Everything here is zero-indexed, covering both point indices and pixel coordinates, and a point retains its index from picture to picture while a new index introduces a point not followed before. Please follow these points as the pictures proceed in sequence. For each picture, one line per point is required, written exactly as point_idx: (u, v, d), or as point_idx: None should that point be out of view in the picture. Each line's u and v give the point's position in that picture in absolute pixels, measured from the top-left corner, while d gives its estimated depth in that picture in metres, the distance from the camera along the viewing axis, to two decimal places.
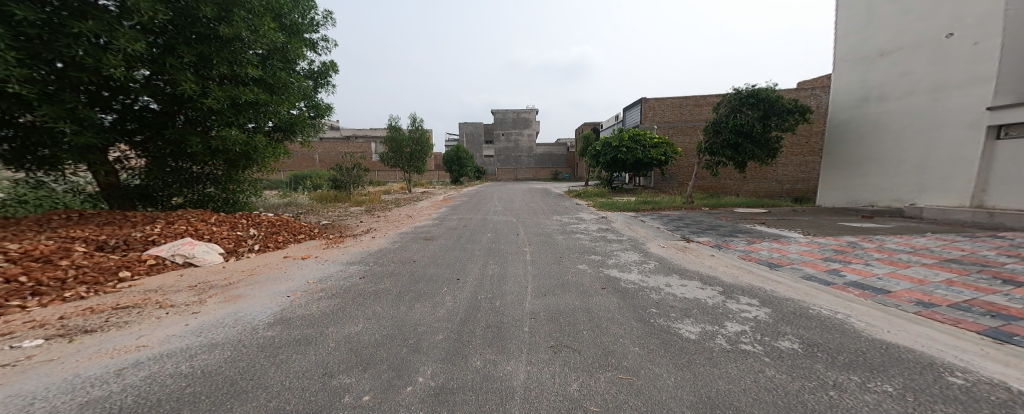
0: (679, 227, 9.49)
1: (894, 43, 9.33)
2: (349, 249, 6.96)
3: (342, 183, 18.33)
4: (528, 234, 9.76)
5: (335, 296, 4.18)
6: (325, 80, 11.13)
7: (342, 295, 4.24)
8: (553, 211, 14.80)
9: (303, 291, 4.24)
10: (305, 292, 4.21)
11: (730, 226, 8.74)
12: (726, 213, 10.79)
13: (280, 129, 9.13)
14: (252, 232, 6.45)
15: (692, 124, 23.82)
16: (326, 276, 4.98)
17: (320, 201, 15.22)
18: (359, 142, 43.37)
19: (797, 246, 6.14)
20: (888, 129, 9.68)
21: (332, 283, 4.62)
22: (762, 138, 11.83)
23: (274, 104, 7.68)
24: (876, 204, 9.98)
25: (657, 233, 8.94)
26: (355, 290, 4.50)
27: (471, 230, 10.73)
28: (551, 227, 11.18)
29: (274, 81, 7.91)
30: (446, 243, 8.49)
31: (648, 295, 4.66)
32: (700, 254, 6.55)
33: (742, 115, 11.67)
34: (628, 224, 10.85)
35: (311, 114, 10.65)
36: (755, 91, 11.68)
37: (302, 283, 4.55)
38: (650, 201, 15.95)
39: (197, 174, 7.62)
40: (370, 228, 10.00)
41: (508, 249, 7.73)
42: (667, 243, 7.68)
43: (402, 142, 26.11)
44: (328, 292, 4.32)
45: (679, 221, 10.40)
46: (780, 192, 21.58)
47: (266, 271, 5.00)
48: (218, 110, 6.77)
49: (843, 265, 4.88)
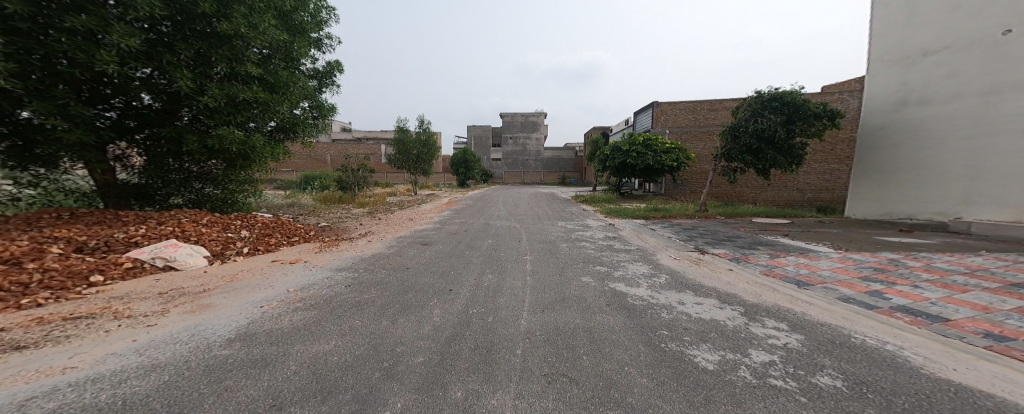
0: (692, 237, 8.91)
1: (938, 42, 8.66)
2: (342, 254, 6.66)
3: (347, 184, 18.24)
4: (531, 241, 9.32)
5: (312, 308, 3.83)
6: (328, 79, 11.00)
7: (320, 307, 3.88)
8: (559, 217, 14.34)
9: (278, 301, 3.89)
10: (281, 302, 3.87)
11: (749, 237, 8.14)
12: (744, 223, 10.15)
13: (281, 129, 8.97)
14: (243, 234, 6.19)
15: (708, 129, 23.07)
16: (309, 284, 4.63)
17: (324, 203, 15.14)
18: (370, 144, 43.65)
19: (829, 262, 5.56)
20: (930, 135, 8.98)
21: (313, 292, 4.27)
22: (786, 144, 11.16)
23: (275, 103, 7.46)
24: (915, 217, 9.26)
25: (668, 243, 8.39)
26: (337, 301, 4.14)
27: (473, 235, 10.35)
28: (556, 233, 10.71)
29: (276, 80, 7.72)
30: (444, 248, 8.15)
31: (659, 314, 4.17)
32: (718, 268, 6.01)
33: (764, 119, 11.03)
34: (637, 232, 10.30)
35: (313, 114, 10.57)
36: (779, 94, 11.03)
37: (281, 292, 4.22)
38: (662, 208, 15.33)
39: (195, 173, 7.45)
40: (370, 231, 9.75)
41: (506, 257, 7.31)
42: (680, 255, 7.13)
43: (410, 145, 26.01)
44: (305, 302, 3.96)
45: (693, 230, 9.81)
46: (801, 200, 20.67)
47: (247, 277, 4.67)
48: (216, 108, 6.56)
49: (886, 287, 4.32)
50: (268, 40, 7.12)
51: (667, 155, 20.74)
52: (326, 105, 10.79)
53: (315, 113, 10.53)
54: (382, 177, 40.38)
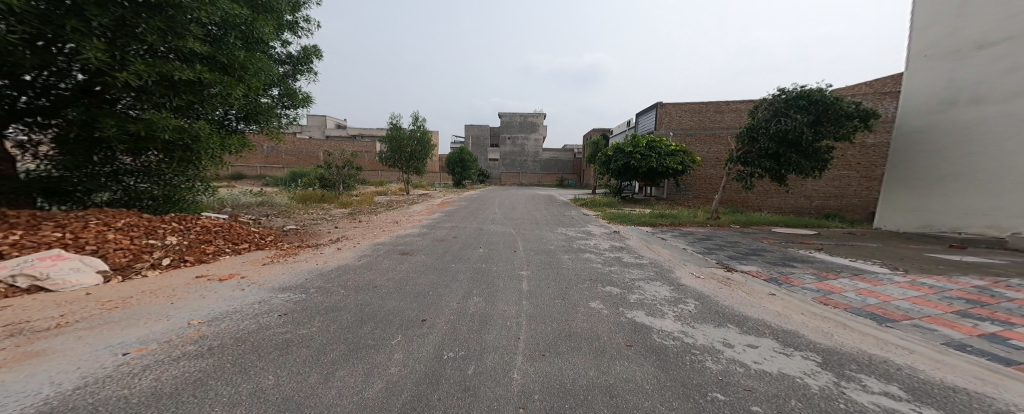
0: (710, 250, 7.89)
1: (999, 34, 7.98)
2: (296, 266, 5.45)
3: (330, 182, 17.02)
4: (528, 251, 8.23)
5: (208, 353, 2.58)
6: (304, 67, 9.84)
7: (220, 352, 2.61)
8: (558, 221, 13.30)
9: (158, 343, 2.63)
10: (162, 346, 2.60)
11: (777, 251, 7.11)
12: (765, 234, 9.12)
13: (241, 117, 7.80)
14: (170, 240, 4.99)
15: (714, 130, 22.09)
16: (227, 312, 3.40)
17: (303, 202, 13.93)
18: (363, 141, 42.32)
19: (897, 289, 4.42)
20: (981, 139, 8.27)
21: (224, 327, 3.05)
22: (810, 148, 10.33)
23: (228, 86, 6.30)
24: (961, 231, 8.47)
25: (684, 258, 7.34)
26: (250, 339, 2.92)
27: (463, 241, 9.25)
28: (556, 242, 9.65)
29: (230, 60, 6.56)
30: (427, 259, 7.03)
31: (702, 364, 3.05)
32: (754, 291, 4.90)
33: (788, 120, 10.22)
34: (646, 242, 9.25)
35: (285, 103, 9.32)
36: (805, 93, 10.18)
37: (174, 326, 2.95)
38: (667, 214, 14.33)
39: (125, 167, 6.25)
40: (344, 236, 8.57)
41: (500, 272, 6.23)
42: (704, 274, 6.02)
43: (404, 143, 24.86)
44: (201, 345, 2.68)
45: (708, 242, 8.76)
46: (808, 208, 19.90)
47: (137, 303, 3.37)
48: (143, 87, 5.39)
49: (1003, 330, 3.25)
50: (218, 13, 5.94)
51: (670, 159, 20.02)
52: (301, 95, 9.61)
53: (285, 103, 9.32)
54: (373, 176, 39.05)
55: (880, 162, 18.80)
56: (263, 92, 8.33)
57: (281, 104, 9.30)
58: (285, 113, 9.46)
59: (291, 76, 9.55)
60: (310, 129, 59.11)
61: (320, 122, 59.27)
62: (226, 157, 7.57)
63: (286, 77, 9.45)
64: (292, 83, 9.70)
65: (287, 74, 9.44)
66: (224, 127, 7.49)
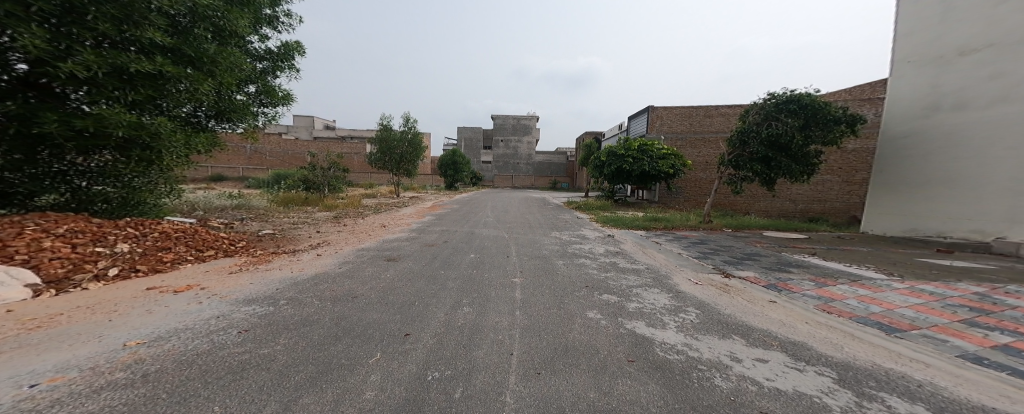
0: (706, 254, 7.78)
1: (982, 40, 8.07)
2: (267, 274, 5.13)
3: (316, 184, 16.50)
4: (522, 257, 7.98)
5: (134, 379, 2.46)
6: (285, 64, 9.37)
7: (153, 378, 2.46)
8: (551, 225, 13.12)
9: (80, 371, 2.50)
10: (83, 374, 2.47)
11: (773, 256, 7.00)
12: (757, 238, 9.08)
13: (211, 115, 7.30)
14: (121, 249, 4.86)
15: (702, 135, 22.64)
16: (170, 327, 3.24)
17: (286, 205, 13.41)
18: (351, 142, 41.61)
19: (899, 295, 4.23)
20: (965, 144, 8.36)
21: (161, 346, 2.92)
22: (800, 152, 10.42)
23: (195, 81, 5.82)
24: (948, 235, 8.52)
25: (681, 263, 7.18)
26: (196, 363, 2.73)
27: (454, 246, 8.95)
28: (550, 246, 9.44)
29: (196, 53, 6.07)
30: (418, 265, 6.71)
31: (709, 382, 2.80)
32: (754, 298, 4.71)
33: (778, 123, 10.27)
34: (641, 247, 9.13)
35: (262, 101, 8.82)
36: (795, 97, 10.25)
37: (106, 349, 2.82)
38: (659, 217, 14.29)
39: (79, 168, 5.80)
40: (325, 240, 8.14)
41: (494, 280, 5.96)
42: (703, 280, 5.85)
43: (394, 144, 24.37)
44: (132, 372, 2.53)
45: (703, 246, 8.65)
46: (794, 212, 20.18)
47: (68, 321, 3.23)
48: (93, 80, 4.92)
49: (1020, 342, 3.07)
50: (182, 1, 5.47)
51: (661, 162, 20.16)
52: (281, 93, 9.13)
53: (263, 101, 8.83)
54: (362, 179, 38.38)
55: (863, 166, 19.16)
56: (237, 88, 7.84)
57: (258, 102, 8.82)
58: (263, 111, 8.97)
59: (270, 73, 9.08)
60: (297, 129, 57.90)
61: (306, 123, 58.10)
62: (193, 157, 7.09)
63: (264, 74, 8.97)
64: (271, 80, 9.21)
65: (265, 70, 8.95)
66: (191, 124, 6.99)
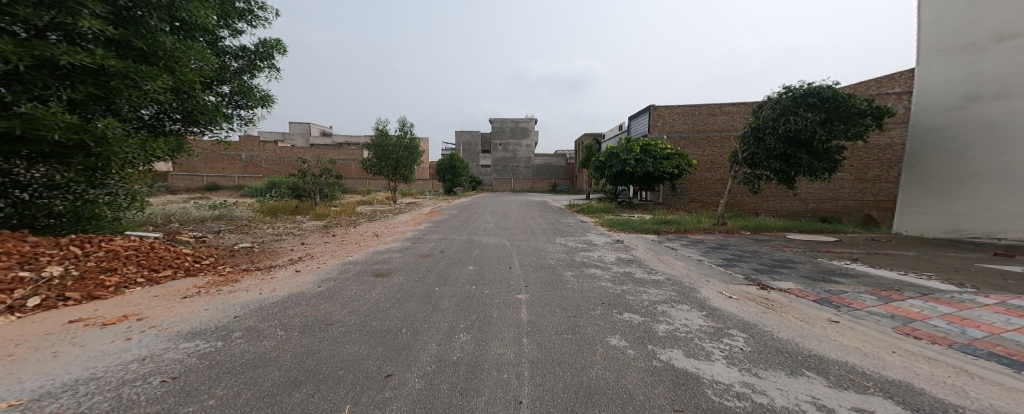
0: (730, 262, 7.00)
1: (1019, 24, 7.40)
2: (229, 298, 4.31)
3: (306, 192, 15.75)
4: (526, 269, 7.20)
5: None
6: (264, 63, 8.71)
7: None
8: (555, 230, 12.38)
9: None
10: None
11: (808, 262, 6.26)
12: (782, 242, 8.33)
13: (181, 119, 6.61)
14: (50, 272, 4.10)
15: (705, 134, 22.01)
16: (66, 377, 2.42)
17: (274, 214, 12.66)
18: (348, 149, 40.89)
19: (995, 315, 3.45)
20: (1009, 137, 7.65)
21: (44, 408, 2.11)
22: (821, 148, 9.65)
23: (147, 77, 5.12)
24: (1003, 237, 7.78)
25: (705, 272, 6.38)
26: None
27: (451, 257, 8.17)
28: (556, 254, 8.66)
29: (148, 45, 5.34)
30: (409, 280, 5.97)
31: None
32: (808, 316, 3.93)
33: (797, 118, 9.54)
34: (655, 254, 8.40)
35: (239, 103, 8.11)
36: (815, 89, 9.49)
37: None
38: (668, 220, 13.53)
39: (14, 178, 5.13)
40: (309, 253, 7.38)
41: (496, 299, 5.21)
42: (739, 294, 5.03)
43: (390, 149, 23.60)
44: None
45: (724, 252, 7.86)
46: (805, 211, 19.54)
47: None
48: (18, 74, 4.32)
49: None
50: None
51: (666, 162, 19.55)
52: (258, 94, 8.43)
53: (239, 103, 8.11)
54: (359, 185, 37.70)
55: (875, 163, 18.45)
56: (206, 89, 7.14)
57: (233, 104, 8.09)
58: (239, 113, 8.23)
59: (246, 72, 8.38)
60: (293, 136, 57.25)
61: (303, 130, 57.44)
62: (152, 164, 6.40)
63: (240, 74, 8.26)
64: (248, 80, 8.50)
65: (242, 70, 8.24)
66: (150, 128, 6.30)
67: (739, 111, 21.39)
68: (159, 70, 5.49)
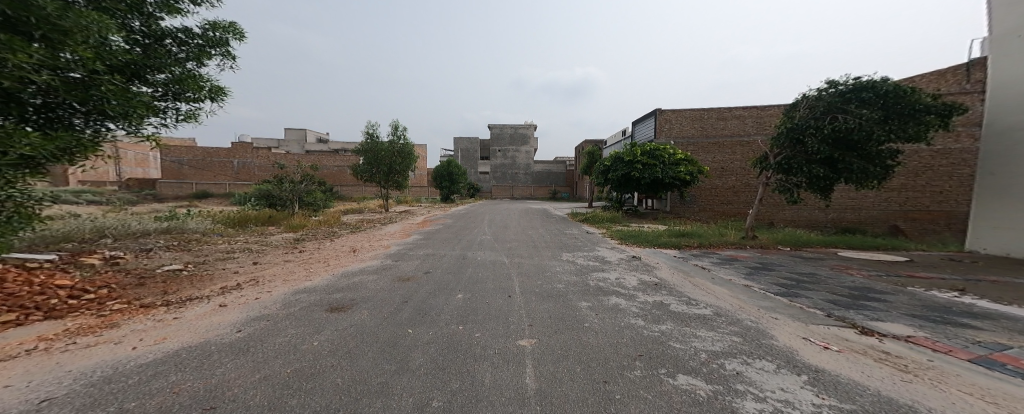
0: (789, 287, 5.57)
1: None
2: (74, 358, 2.83)
3: (282, 200, 14.23)
4: (528, 300, 5.69)
5: None
6: (214, 51, 7.38)
7: None
8: (560, 244, 10.97)
9: None
10: None
11: (901, 293, 4.82)
12: (839, 261, 6.93)
13: (84, 111, 5.23)
14: None
15: (714, 139, 20.77)
16: None
17: (242, 225, 11.22)
18: (343, 155, 39.68)
19: None
20: None
21: None
22: (873, 150, 8.29)
23: (8, 48, 3.98)
24: None
25: (764, 304, 4.86)
26: None
27: (435, 280, 6.65)
28: (564, 277, 7.15)
29: (18, 10, 4.15)
30: (375, 318, 4.56)
31: None
32: (993, 396, 2.50)
33: (847, 116, 8.20)
34: (686, 276, 6.98)
35: (177, 95, 6.68)
36: (868, 83, 8.18)
37: None
38: (686, 231, 12.12)
39: None
40: (256, 277, 5.81)
41: (489, 353, 3.77)
42: (843, 345, 3.47)
43: (381, 154, 22.25)
44: None
45: (772, 274, 6.35)
46: (824, 221, 18.34)
47: None
48: None
49: None
50: None
51: (676, 169, 18.27)
52: (204, 85, 7.02)
53: (177, 94, 6.68)
54: (354, 192, 36.29)
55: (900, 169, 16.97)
56: (123, 76, 5.78)
57: (169, 95, 6.63)
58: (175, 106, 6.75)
59: (191, 59, 6.96)
60: (288, 143, 56.02)
61: (298, 136, 56.19)
62: (36, 164, 4.99)
63: (181, 62, 6.84)
64: (193, 69, 7.09)
65: (184, 58, 6.86)
66: (34, 120, 4.94)
67: (751, 114, 20.17)
68: (33, 43, 4.35)
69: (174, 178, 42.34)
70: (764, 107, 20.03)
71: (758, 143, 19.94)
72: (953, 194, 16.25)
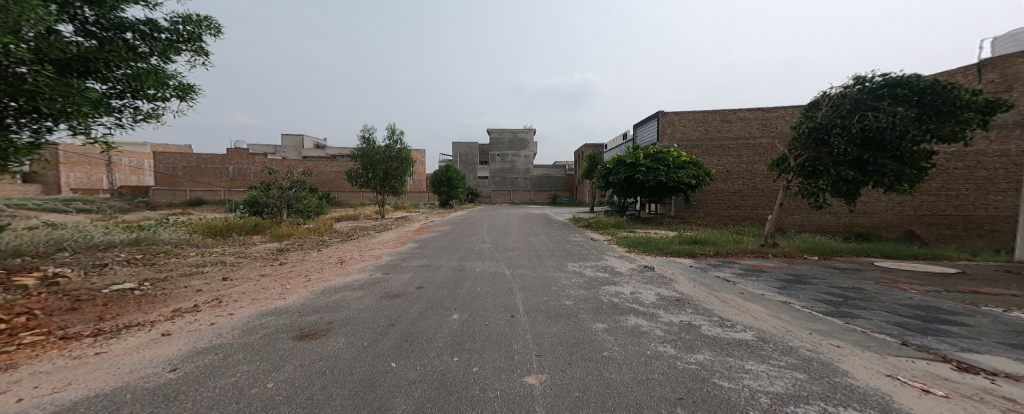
0: (836, 304, 4.82)
1: None
2: None
3: (268, 207, 13.45)
4: (534, 322, 4.92)
5: None
6: (185, 46, 6.56)
7: None
8: (564, 252, 10.23)
9: None
10: None
11: (977, 316, 4.07)
12: (881, 273, 6.20)
13: (16, 107, 4.46)
14: None
15: (719, 142, 20.13)
16: None
17: (223, 235, 10.44)
18: (340, 160, 38.96)
19: None
20: None
21: None
22: (906, 152, 7.63)
23: None
24: None
25: (816, 327, 4.10)
26: None
27: (429, 298, 5.87)
28: (572, 292, 6.38)
29: None
30: (352, 348, 3.80)
31: None
32: None
33: (878, 114, 7.53)
34: (709, 290, 6.22)
35: (137, 93, 5.85)
36: (901, 79, 7.50)
37: None
38: (698, 238, 11.40)
39: None
40: (219, 297, 5.03)
41: (488, 397, 3.00)
42: (950, 390, 2.69)
43: (376, 159, 21.50)
44: None
45: (810, 289, 5.61)
46: (836, 226, 17.66)
47: None
48: None
49: None
50: None
51: (681, 172, 17.62)
52: (170, 82, 6.18)
53: (137, 91, 5.84)
54: (352, 198, 35.49)
55: None
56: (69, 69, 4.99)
57: (128, 93, 5.80)
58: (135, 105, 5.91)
59: (155, 54, 6.11)
60: (284, 149, 55.27)
61: (295, 142, 55.46)
62: None
63: (144, 57, 6.01)
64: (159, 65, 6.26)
65: (148, 52, 6.03)
66: None
67: (757, 117, 19.55)
68: None
69: (168, 185, 41.56)
70: (771, 108, 19.42)
71: (765, 146, 19.31)
72: (970, 199, 15.17)
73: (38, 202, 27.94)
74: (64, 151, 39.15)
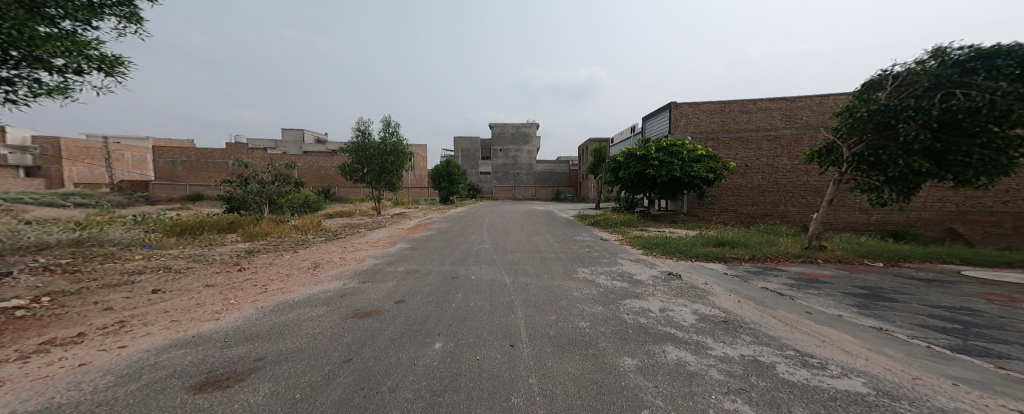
0: (959, 335, 3.53)
1: None
2: None
3: (246, 203, 12.33)
4: (540, 358, 3.64)
5: None
6: (113, 10, 5.50)
7: None
8: (573, 254, 8.99)
9: None
10: None
11: None
12: (985, 288, 4.88)
13: None
14: None
15: (738, 134, 18.66)
16: None
17: (189, 234, 9.33)
18: (339, 155, 37.89)
19: None
20: None
21: None
22: (999, 138, 6.27)
23: None
24: None
25: (958, 374, 2.82)
26: None
27: (408, 317, 4.63)
28: (587, 308, 5.12)
29: None
30: (274, 408, 2.56)
31: None
32: None
33: (971, 91, 6.18)
34: (764, 307, 4.92)
35: (40, 62, 4.81)
36: (998, 50, 6.21)
37: None
38: (723, 238, 10.08)
39: None
40: (125, 320, 3.80)
41: None
42: None
43: (370, 152, 20.29)
44: None
45: (903, 309, 4.32)
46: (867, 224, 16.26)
47: None
48: None
49: None
50: None
51: (698, 165, 16.23)
52: (87, 52, 5.14)
53: (41, 60, 4.82)
54: (352, 193, 34.56)
55: None
56: None
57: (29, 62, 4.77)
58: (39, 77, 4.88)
59: (69, 17, 5.07)
60: (285, 143, 54.33)
61: (297, 137, 54.64)
62: None
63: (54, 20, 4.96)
64: (76, 32, 5.21)
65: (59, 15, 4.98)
66: None
67: (779, 107, 18.09)
68: None
69: (167, 179, 40.83)
70: (794, 97, 17.93)
71: (787, 138, 17.85)
72: None
73: (36, 195, 27.24)
74: (62, 145, 38.62)
